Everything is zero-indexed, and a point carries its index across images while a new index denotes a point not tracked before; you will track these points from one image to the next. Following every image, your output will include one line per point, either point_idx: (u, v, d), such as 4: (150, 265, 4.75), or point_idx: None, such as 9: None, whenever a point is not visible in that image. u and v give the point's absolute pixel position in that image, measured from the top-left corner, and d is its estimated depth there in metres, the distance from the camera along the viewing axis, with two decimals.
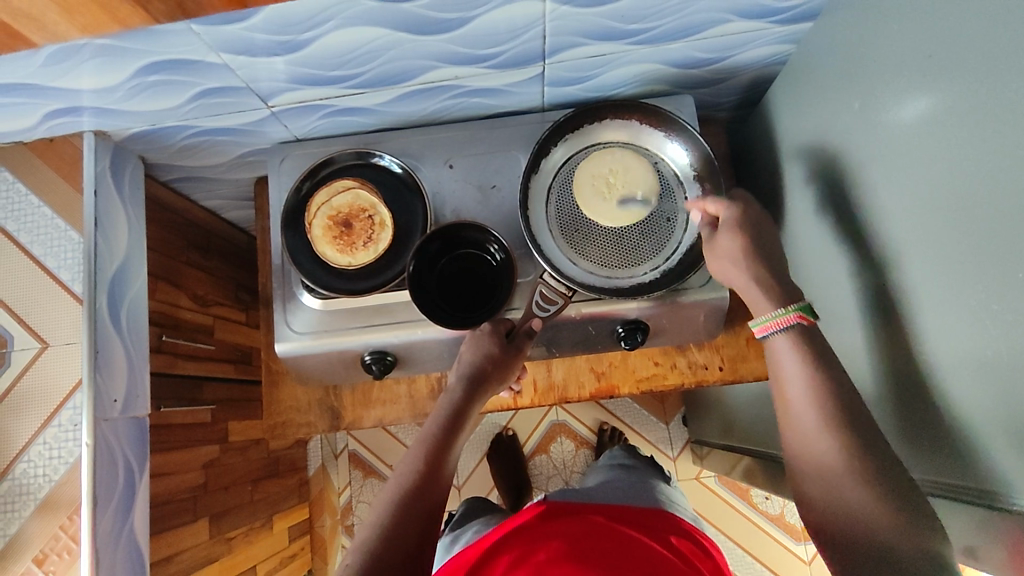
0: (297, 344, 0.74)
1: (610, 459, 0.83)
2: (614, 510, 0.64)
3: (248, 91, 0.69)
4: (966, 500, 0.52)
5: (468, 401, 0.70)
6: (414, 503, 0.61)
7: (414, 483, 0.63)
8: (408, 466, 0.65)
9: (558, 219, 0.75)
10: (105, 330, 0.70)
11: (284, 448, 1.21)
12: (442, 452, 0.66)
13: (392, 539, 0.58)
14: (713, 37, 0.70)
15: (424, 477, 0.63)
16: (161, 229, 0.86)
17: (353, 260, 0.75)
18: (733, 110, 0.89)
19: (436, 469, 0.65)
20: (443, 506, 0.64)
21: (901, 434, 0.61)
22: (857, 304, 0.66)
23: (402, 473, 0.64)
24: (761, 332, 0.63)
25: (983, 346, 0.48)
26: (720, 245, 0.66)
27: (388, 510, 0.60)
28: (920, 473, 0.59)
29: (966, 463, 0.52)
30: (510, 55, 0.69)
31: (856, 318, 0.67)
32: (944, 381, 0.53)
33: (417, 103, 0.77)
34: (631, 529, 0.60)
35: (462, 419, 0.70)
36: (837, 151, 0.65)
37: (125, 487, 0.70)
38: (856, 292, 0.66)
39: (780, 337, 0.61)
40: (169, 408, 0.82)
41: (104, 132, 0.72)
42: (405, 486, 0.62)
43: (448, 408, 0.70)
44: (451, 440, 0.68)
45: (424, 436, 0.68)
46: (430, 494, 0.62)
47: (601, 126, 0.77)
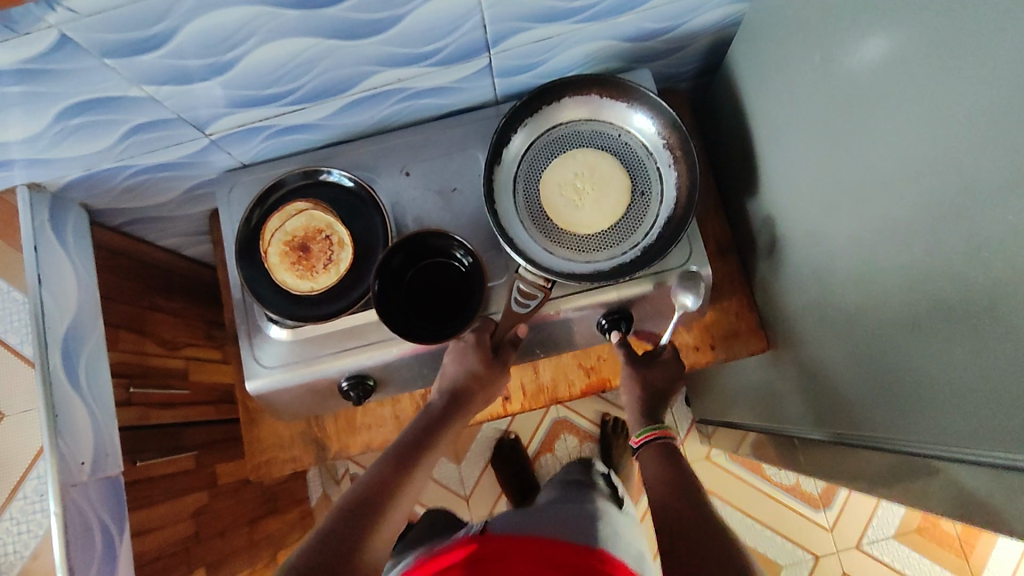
0: (269, 379, 0.71)
1: (564, 475, 0.85)
2: (534, 548, 0.57)
3: (181, 121, 0.65)
4: (926, 455, 0.52)
5: (446, 418, 0.68)
6: (366, 496, 0.57)
7: (363, 494, 0.57)
8: (362, 479, 0.59)
9: (527, 208, 0.71)
10: (63, 393, 0.66)
11: (280, 482, 1.18)
12: (411, 458, 0.62)
13: (336, 528, 0.53)
14: (662, 5, 0.67)
15: (385, 475, 0.59)
16: (117, 276, 0.82)
17: (316, 284, 0.71)
18: (694, 79, 0.86)
19: (400, 467, 0.61)
20: (390, 532, 0.57)
21: (872, 400, 0.59)
22: (830, 269, 0.63)
23: (364, 473, 0.60)
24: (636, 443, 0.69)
25: (960, 295, 0.45)
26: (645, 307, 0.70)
27: (328, 522, 0.54)
28: (874, 430, 0.60)
29: (935, 417, 0.50)
30: (452, 50, 0.65)
31: (830, 284, 0.64)
32: (918, 342, 0.51)
33: (365, 112, 0.73)
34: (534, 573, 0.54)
35: (438, 432, 0.67)
36: (803, 108, 0.62)
37: (106, 552, 0.66)
38: (827, 257, 0.64)
39: (648, 449, 0.68)
40: (146, 460, 0.79)
41: (38, 184, 0.69)
42: (361, 485, 0.58)
43: (421, 426, 0.67)
44: (422, 451, 0.64)
45: (388, 450, 0.63)
46: (381, 509, 0.56)
47: (559, 105, 0.72)
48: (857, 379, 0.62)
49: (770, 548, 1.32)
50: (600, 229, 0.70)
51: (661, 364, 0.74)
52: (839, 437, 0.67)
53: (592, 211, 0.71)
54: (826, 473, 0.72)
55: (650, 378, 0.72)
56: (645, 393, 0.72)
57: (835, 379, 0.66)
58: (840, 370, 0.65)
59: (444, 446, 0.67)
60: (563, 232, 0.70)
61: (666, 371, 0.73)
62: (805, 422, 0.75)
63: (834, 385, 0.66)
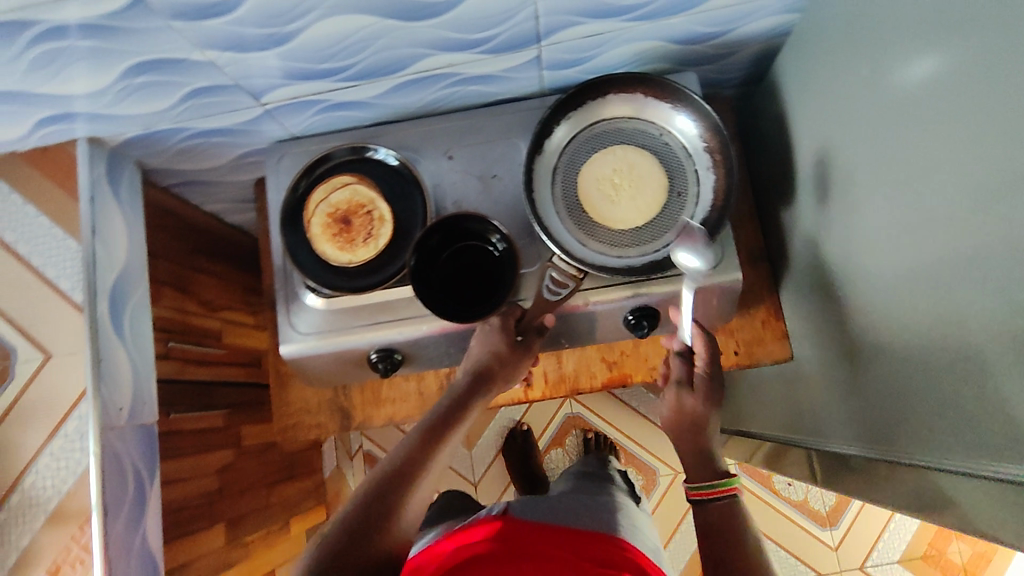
0: (302, 345, 0.74)
1: (580, 463, 0.88)
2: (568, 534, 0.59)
3: (238, 88, 0.67)
4: (963, 474, 0.50)
5: (473, 396, 0.67)
6: (395, 474, 0.57)
7: (391, 471, 0.57)
8: (391, 456, 0.59)
9: (564, 200, 0.72)
10: (107, 339, 0.69)
11: (300, 451, 1.21)
12: (439, 436, 0.62)
13: (366, 504, 0.54)
14: (715, 9, 0.68)
15: (413, 454, 0.59)
16: (165, 235, 0.86)
17: (354, 257, 0.73)
18: (739, 87, 0.86)
19: (427, 445, 0.61)
20: (420, 505, 0.57)
21: (900, 416, 0.59)
22: (858, 282, 0.64)
23: (393, 451, 0.60)
24: (692, 495, 0.67)
25: (989, 312, 0.45)
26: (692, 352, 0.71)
27: (358, 499, 0.54)
28: (903, 449, 0.59)
29: (966, 433, 0.49)
30: (502, 39, 0.67)
31: (856, 296, 0.65)
32: (945, 357, 0.51)
33: (414, 93, 0.75)
34: (572, 556, 0.56)
35: (466, 411, 0.66)
36: (847, 120, 0.63)
37: (136, 495, 0.68)
38: (855, 270, 0.64)
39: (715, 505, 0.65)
40: (179, 414, 0.82)
41: (98, 138, 0.72)
42: (390, 462, 0.58)
43: (448, 403, 0.66)
44: (450, 429, 0.63)
45: (417, 427, 0.63)
46: (410, 485, 0.57)
47: (604, 102, 0.73)
48: (875, 392, 0.63)
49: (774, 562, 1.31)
50: (635, 225, 0.71)
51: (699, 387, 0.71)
52: (866, 454, 0.66)
53: (629, 207, 0.71)
54: (854, 488, 0.71)
55: (693, 407, 0.70)
56: (694, 429, 0.70)
57: (858, 393, 0.66)
58: (863, 382, 0.65)
59: (470, 424, 0.67)
60: (598, 225, 0.71)
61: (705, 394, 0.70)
62: (832, 436, 0.74)
63: (862, 398, 0.66)
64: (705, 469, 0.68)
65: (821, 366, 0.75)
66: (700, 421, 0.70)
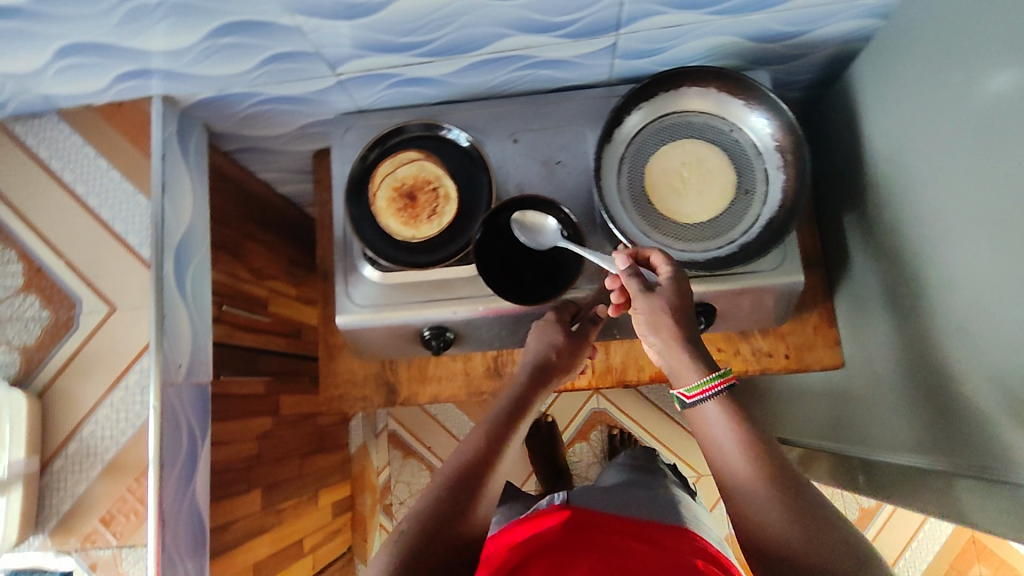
0: (357, 317, 0.74)
1: (628, 464, 0.99)
2: (638, 529, 0.69)
3: (316, 57, 0.67)
4: None
5: (536, 387, 0.67)
6: (468, 474, 0.57)
7: (464, 465, 0.57)
8: (463, 449, 0.59)
9: (630, 190, 0.72)
10: (170, 297, 0.70)
11: (330, 425, 1.22)
12: (506, 431, 0.61)
13: (441, 505, 0.54)
14: (795, 9, 0.66)
15: (483, 451, 0.59)
16: (223, 199, 0.86)
17: (417, 232, 0.73)
18: (805, 90, 0.85)
19: (496, 440, 0.60)
20: (491, 500, 0.58)
21: (990, 433, 0.57)
22: (947, 295, 0.63)
23: (461, 448, 0.60)
24: (691, 397, 0.56)
25: None
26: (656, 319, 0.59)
27: (434, 493, 0.55)
28: (994, 466, 0.57)
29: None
30: (582, 24, 0.65)
31: (947, 309, 0.63)
32: None
33: (485, 74, 0.75)
34: (648, 546, 0.65)
35: (530, 402, 0.65)
36: (933, 128, 0.62)
37: (189, 453, 0.69)
38: (947, 281, 0.62)
39: (712, 405, 0.55)
40: (227, 377, 0.83)
41: (172, 97, 0.73)
42: (460, 460, 0.58)
43: (512, 394, 0.65)
44: (517, 421, 0.63)
45: (485, 419, 0.63)
46: (483, 484, 0.57)
47: (679, 94, 0.72)
48: (970, 412, 0.60)
49: None
50: (701, 219, 0.71)
51: (667, 282, 0.60)
52: (947, 469, 0.64)
53: (696, 201, 0.71)
54: (914, 502, 0.70)
55: (672, 301, 0.59)
56: (680, 322, 0.58)
57: (947, 408, 0.64)
58: (952, 400, 0.63)
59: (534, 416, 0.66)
60: (664, 217, 0.71)
61: (679, 287, 0.59)
62: (906, 449, 0.72)
63: (949, 413, 0.64)
64: (692, 362, 0.56)
65: (895, 378, 0.73)
66: (684, 315, 0.59)
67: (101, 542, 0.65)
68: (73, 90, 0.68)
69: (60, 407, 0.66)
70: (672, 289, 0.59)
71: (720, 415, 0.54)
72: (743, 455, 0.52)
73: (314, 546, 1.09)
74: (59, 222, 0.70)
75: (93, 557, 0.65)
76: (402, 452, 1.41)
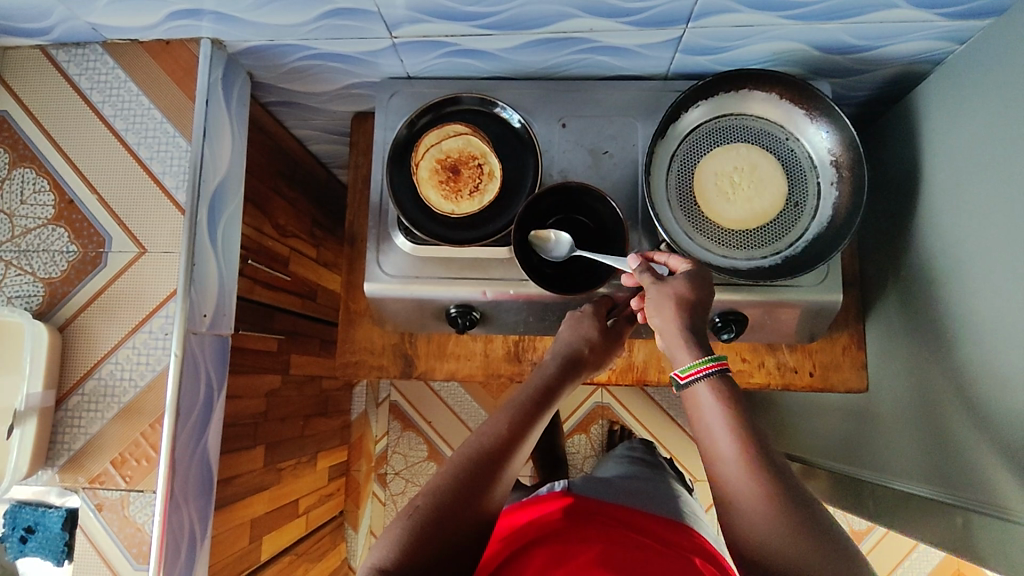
0: (386, 286, 0.73)
1: (630, 455, 1.00)
2: (642, 523, 0.69)
3: (377, 17, 0.65)
4: None
5: (564, 379, 0.65)
6: (486, 456, 0.56)
7: (487, 448, 0.56)
8: (484, 430, 0.58)
9: (678, 190, 0.71)
10: (201, 244, 0.69)
11: (333, 390, 1.21)
12: (531, 420, 0.60)
13: (454, 484, 0.53)
14: (871, 23, 0.64)
15: (506, 435, 0.57)
16: (256, 152, 0.84)
17: (457, 208, 0.71)
18: (861, 107, 0.82)
19: (520, 427, 0.59)
20: (506, 486, 0.57)
21: (1016, 473, 0.57)
22: (992, 333, 0.61)
23: (483, 428, 0.59)
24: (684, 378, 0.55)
25: None
26: (671, 284, 0.59)
27: (453, 473, 0.54)
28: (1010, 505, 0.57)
29: None
30: (654, 13, 0.63)
31: (988, 347, 0.62)
32: None
33: (542, 54, 0.73)
34: (652, 541, 0.65)
35: (556, 394, 0.64)
36: (1005, 163, 0.60)
37: (205, 403, 0.69)
38: (994, 320, 0.61)
39: (705, 390, 0.53)
40: (243, 331, 0.81)
41: (221, 42, 0.70)
42: (480, 441, 0.57)
43: (540, 382, 0.64)
44: (541, 411, 0.61)
45: (509, 403, 0.62)
46: (501, 469, 0.56)
47: (742, 96, 0.71)
48: (994, 450, 0.60)
49: None
50: (747, 227, 0.70)
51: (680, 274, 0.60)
52: (961, 503, 0.64)
53: (746, 208, 0.70)
54: (921, 533, 0.69)
55: (680, 289, 0.58)
56: (682, 311, 0.57)
57: (970, 442, 0.63)
58: (977, 435, 0.62)
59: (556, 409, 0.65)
60: (709, 220, 0.70)
61: (691, 279, 0.59)
62: (921, 479, 0.71)
63: (974, 450, 0.63)
64: (685, 344, 0.56)
65: (918, 407, 0.73)
66: (693, 308, 0.58)
67: (110, 484, 0.64)
68: (123, 23, 0.66)
69: (82, 345, 0.66)
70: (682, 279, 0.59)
71: (714, 404, 0.52)
72: (734, 447, 0.49)
73: (308, 508, 1.09)
74: (95, 157, 0.69)
75: (100, 498, 0.64)
76: (401, 424, 1.38)
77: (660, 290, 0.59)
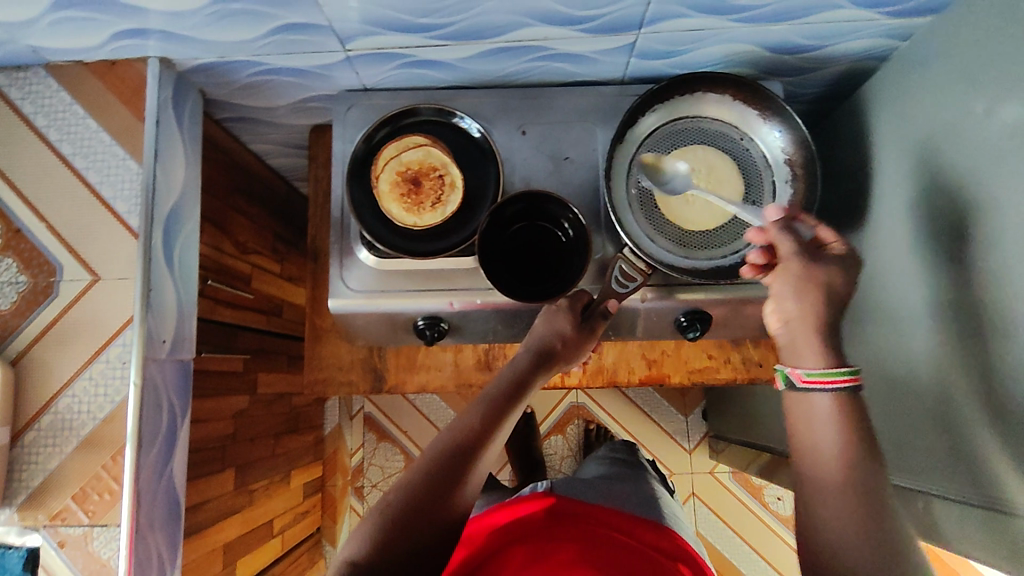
0: (350, 302, 0.73)
1: (611, 454, 1.03)
2: (618, 520, 0.70)
3: (329, 31, 0.64)
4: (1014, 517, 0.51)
5: (535, 373, 0.66)
6: (455, 451, 0.56)
7: (456, 447, 0.56)
8: (454, 427, 0.59)
9: (639, 193, 0.72)
10: (157, 268, 0.67)
11: (304, 405, 1.20)
12: (501, 415, 0.61)
13: (426, 479, 0.54)
14: (817, 24, 0.65)
15: (475, 431, 0.58)
16: (212, 170, 0.83)
17: (420, 221, 0.71)
18: (812, 104, 0.84)
19: (489, 424, 0.59)
20: (477, 482, 0.57)
21: (975, 457, 0.58)
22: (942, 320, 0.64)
23: (453, 425, 0.59)
24: (803, 381, 0.51)
25: None
26: (822, 273, 0.54)
27: (423, 469, 0.55)
28: (964, 488, 0.59)
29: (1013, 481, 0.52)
30: (607, 20, 0.64)
31: (936, 332, 0.64)
32: None
33: (499, 62, 0.73)
34: (627, 538, 0.66)
35: (526, 388, 0.65)
36: (949, 156, 0.62)
37: (168, 432, 0.67)
38: (943, 309, 0.63)
39: (826, 398, 0.51)
40: (206, 353, 0.80)
41: (169, 60, 0.68)
42: (451, 437, 0.57)
43: (510, 378, 0.65)
44: (511, 406, 0.62)
45: (480, 400, 0.62)
46: (470, 464, 0.56)
47: (698, 100, 0.72)
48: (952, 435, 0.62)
49: (752, 570, 1.36)
50: (707, 227, 0.71)
51: (832, 259, 0.55)
52: (917, 486, 0.66)
53: (706, 209, 0.71)
54: None
55: (831, 278, 0.54)
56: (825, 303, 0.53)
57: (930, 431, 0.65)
58: (937, 423, 0.64)
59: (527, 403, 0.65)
60: (671, 222, 0.72)
61: (844, 269, 0.54)
62: None
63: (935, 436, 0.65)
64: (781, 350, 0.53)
65: (873, 395, 0.75)
66: (836, 300, 0.54)
67: (72, 520, 0.62)
68: (65, 45, 0.64)
69: (36, 377, 0.64)
70: (827, 272, 0.54)
71: (831, 408, 0.50)
72: (837, 459, 0.48)
73: (283, 528, 1.07)
74: (42, 183, 0.67)
75: (62, 535, 0.62)
76: (376, 436, 1.37)
77: (808, 273, 0.54)
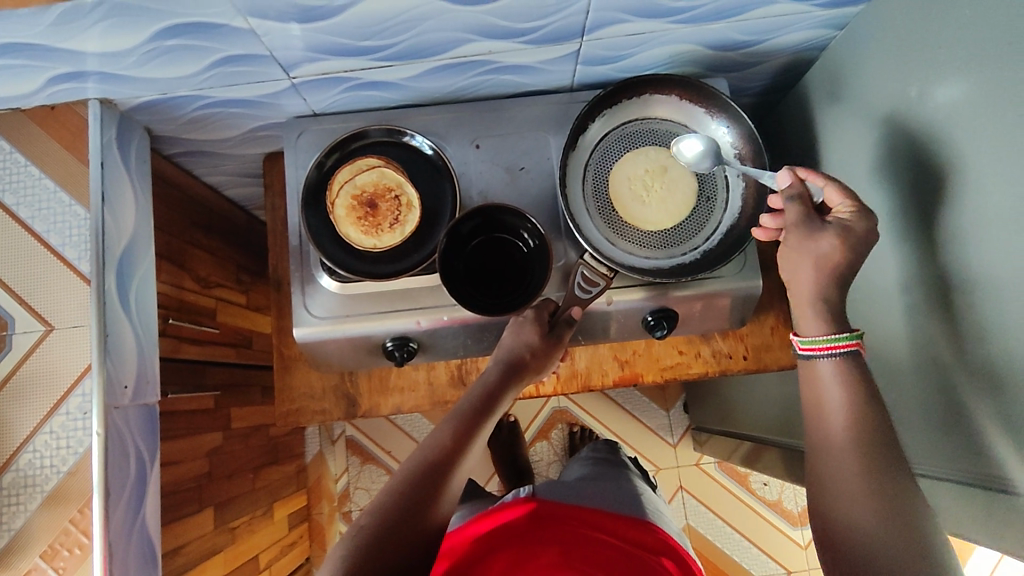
0: (316, 329, 0.72)
1: (592, 453, 1.03)
2: (602, 518, 0.69)
3: (270, 60, 0.63)
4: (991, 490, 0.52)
5: (503, 387, 0.68)
6: (429, 467, 0.57)
7: (430, 463, 0.57)
8: (427, 444, 0.59)
9: (595, 198, 0.73)
10: (113, 313, 0.66)
11: (283, 435, 1.18)
12: (472, 430, 0.62)
13: (402, 496, 0.54)
14: (754, 19, 0.67)
15: (448, 447, 0.59)
16: (166, 207, 0.82)
17: (378, 242, 0.72)
18: (760, 96, 0.85)
19: (461, 439, 0.60)
20: (452, 497, 0.57)
21: (941, 430, 0.60)
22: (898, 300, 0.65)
23: (427, 443, 0.60)
24: (806, 350, 0.56)
25: None
26: (821, 246, 0.57)
27: (399, 487, 0.55)
28: (939, 463, 0.60)
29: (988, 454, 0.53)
30: (549, 30, 0.64)
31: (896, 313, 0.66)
32: (994, 381, 0.52)
33: (447, 78, 0.73)
34: (611, 536, 0.67)
35: (495, 402, 0.66)
36: (890, 140, 0.63)
37: (137, 478, 0.66)
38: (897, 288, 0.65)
39: (830, 361, 0.55)
40: (174, 394, 0.78)
41: (110, 100, 0.67)
42: (426, 455, 0.58)
43: (479, 393, 0.66)
44: (481, 421, 0.63)
45: (451, 416, 0.63)
46: (445, 479, 0.56)
47: (645, 101, 0.73)
48: (918, 410, 0.63)
49: (746, 558, 1.37)
50: (666, 227, 0.72)
51: (831, 227, 0.58)
52: None
53: (663, 208, 0.72)
54: None
55: (832, 249, 0.57)
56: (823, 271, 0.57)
57: (897, 406, 0.66)
58: (903, 400, 0.66)
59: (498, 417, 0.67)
60: (630, 225, 0.72)
61: (843, 238, 0.57)
62: None
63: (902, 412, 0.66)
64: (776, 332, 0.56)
65: None
66: (841, 266, 0.57)
67: None
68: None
69: None
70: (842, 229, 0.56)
71: (837, 370, 0.54)
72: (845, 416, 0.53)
73: (269, 562, 1.06)
74: None
75: None
76: (360, 458, 1.36)
77: (809, 249, 0.58)
